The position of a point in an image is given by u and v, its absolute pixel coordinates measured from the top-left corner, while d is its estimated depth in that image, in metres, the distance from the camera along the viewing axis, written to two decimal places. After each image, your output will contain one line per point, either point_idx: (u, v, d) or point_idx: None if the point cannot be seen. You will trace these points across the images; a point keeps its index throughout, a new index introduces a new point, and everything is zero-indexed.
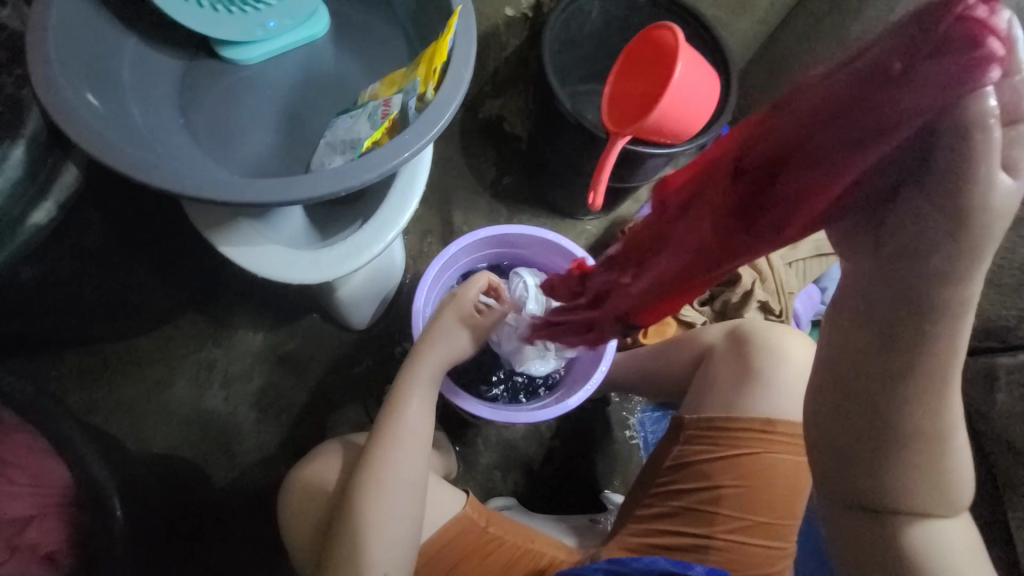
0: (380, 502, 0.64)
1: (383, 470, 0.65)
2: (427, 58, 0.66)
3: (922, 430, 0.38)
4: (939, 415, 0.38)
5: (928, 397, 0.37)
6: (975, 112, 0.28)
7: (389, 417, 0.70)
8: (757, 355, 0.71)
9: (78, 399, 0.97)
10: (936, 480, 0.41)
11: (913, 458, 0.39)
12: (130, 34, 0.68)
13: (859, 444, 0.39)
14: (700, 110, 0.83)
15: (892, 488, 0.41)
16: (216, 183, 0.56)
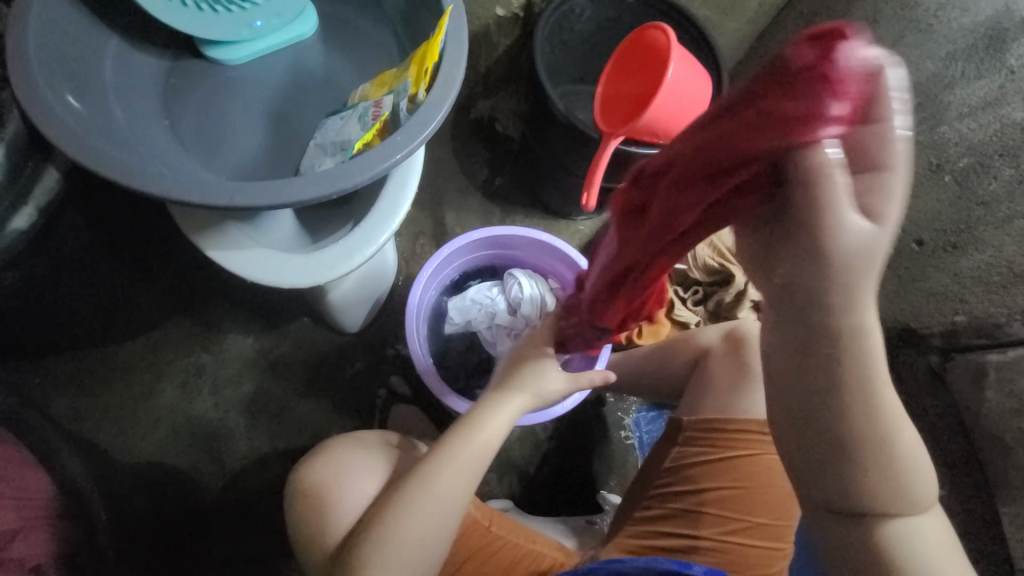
0: (423, 512, 0.61)
1: (448, 488, 0.63)
2: (418, 59, 0.65)
3: (869, 439, 0.39)
4: (881, 422, 0.39)
5: (863, 405, 0.38)
6: (811, 160, 0.33)
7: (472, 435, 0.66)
8: (753, 356, 0.72)
9: (63, 408, 0.95)
10: (897, 477, 0.43)
11: (870, 460, 0.40)
12: (112, 33, 0.67)
13: (823, 455, 0.40)
14: (693, 110, 0.83)
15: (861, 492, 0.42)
16: (203, 187, 0.55)
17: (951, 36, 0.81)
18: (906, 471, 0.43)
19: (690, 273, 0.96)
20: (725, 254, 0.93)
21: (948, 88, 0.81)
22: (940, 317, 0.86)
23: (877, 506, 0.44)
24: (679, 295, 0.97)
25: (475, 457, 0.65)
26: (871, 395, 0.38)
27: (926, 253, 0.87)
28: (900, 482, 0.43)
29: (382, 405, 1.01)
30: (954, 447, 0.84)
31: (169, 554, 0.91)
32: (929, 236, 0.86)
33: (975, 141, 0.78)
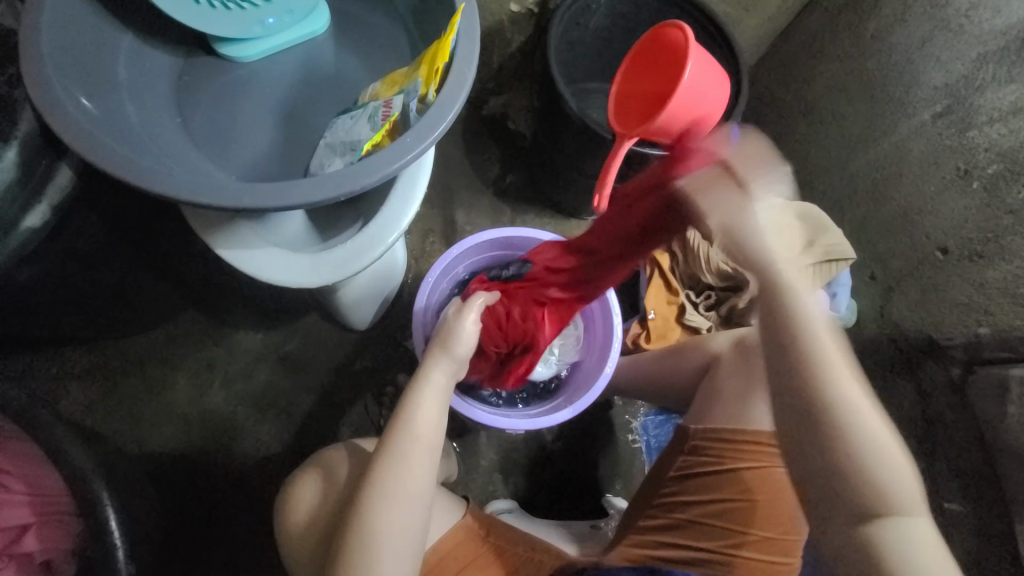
0: (386, 498, 0.58)
1: (385, 484, 0.58)
2: (429, 58, 0.64)
3: (838, 408, 0.52)
4: (841, 394, 0.52)
5: (820, 374, 0.52)
6: (681, 188, 0.54)
7: (397, 425, 0.63)
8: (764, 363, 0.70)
9: (77, 399, 0.96)
10: (872, 460, 0.52)
11: (842, 436, 0.52)
12: (126, 30, 0.67)
13: (800, 416, 0.54)
14: (711, 111, 0.81)
15: (833, 464, 0.52)
16: (211, 187, 0.54)
17: (983, 38, 0.77)
18: (879, 458, 0.52)
19: (702, 277, 0.94)
20: (739, 259, 0.91)
21: (979, 91, 0.79)
22: (962, 328, 0.84)
23: (855, 488, 0.52)
24: (691, 300, 0.95)
25: (408, 446, 0.61)
26: (818, 354, 0.52)
27: (951, 261, 0.85)
28: (882, 469, 0.52)
29: (389, 403, 1.01)
30: (970, 461, 0.82)
31: (179, 545, 0.92)
32: (955, 244, 0.84)
33: (1006, 147, 0.76)
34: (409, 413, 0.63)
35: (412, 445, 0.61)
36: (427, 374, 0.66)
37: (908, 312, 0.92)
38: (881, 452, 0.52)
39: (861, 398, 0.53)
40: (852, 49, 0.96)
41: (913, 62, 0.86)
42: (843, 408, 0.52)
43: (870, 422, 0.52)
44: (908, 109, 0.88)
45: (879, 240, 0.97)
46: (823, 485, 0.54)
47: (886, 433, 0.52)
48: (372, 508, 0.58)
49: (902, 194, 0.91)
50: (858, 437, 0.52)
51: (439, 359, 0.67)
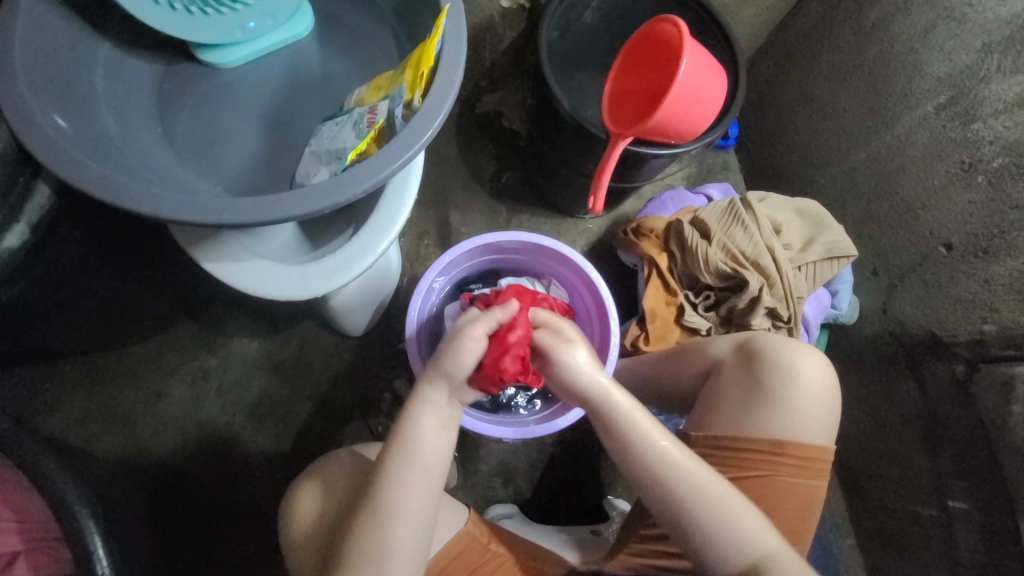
0: (384, 525, 0.57)
1: (388, 505, 0.57)
2: (414, 62, 0.62)
3: (693, 489, 0.58)
4: (687, 478, 0.58)
5: (658, 461, 0.59)
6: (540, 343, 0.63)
7: (395, 446, 0.60)
8: (769, 371, 0.68)
9: (72, 412, 0.96)
10: (729, 538, 0.57)
11: (698, 522, 0.57)
12: (103, 40, 0.65)
13: (663, 505, 0.59)
14: (707, 109, 0.79)
15: (699, 548, 0.58)
16: (191, 204, 0.53)
17: (986, 27, 0.76)
18: (736, 534, 0.57)
19: (701, 277, 0.92)
20: (738, 258, 0.89)
21: (983, 82, 0.77)
22: (967, 325, 0.82)
23: (720, 562, 0.57)
24: (690, 300, 0.93)
25: (407, 471, 0.58)
26: (649, 443, 0.59)
27: (955, 256, 0.83)
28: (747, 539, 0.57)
29: (385, 409, 0.99)
30: (975, 459, 0.81)
31: (180, 554, 0.92)
32: (959, 240, 0.82)
33: (1011, 140, 0.75)
34: (402, 437, 0.60)
35: (411, 469, 0.59)
36: (423, 394, 0.62)
37: (911, 308, 0.90)
38: (739, 539, 0.57)
39: (708, 479, 0.58)
40: (853, 38, 0.93)
41: (917, 51, 0.84)
42: (690, 504, 0.58)
43: (734, 506, 0.58)
44: (911, 101, 0.86)
45: (881, 235, 0.94)
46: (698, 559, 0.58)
47: (745, 511, 0.58)
48: (374, 529, 0.57)
49: (906, 186, 0.89)
50: (714, 531, 0.57)
51: (435, 377, 0.61)
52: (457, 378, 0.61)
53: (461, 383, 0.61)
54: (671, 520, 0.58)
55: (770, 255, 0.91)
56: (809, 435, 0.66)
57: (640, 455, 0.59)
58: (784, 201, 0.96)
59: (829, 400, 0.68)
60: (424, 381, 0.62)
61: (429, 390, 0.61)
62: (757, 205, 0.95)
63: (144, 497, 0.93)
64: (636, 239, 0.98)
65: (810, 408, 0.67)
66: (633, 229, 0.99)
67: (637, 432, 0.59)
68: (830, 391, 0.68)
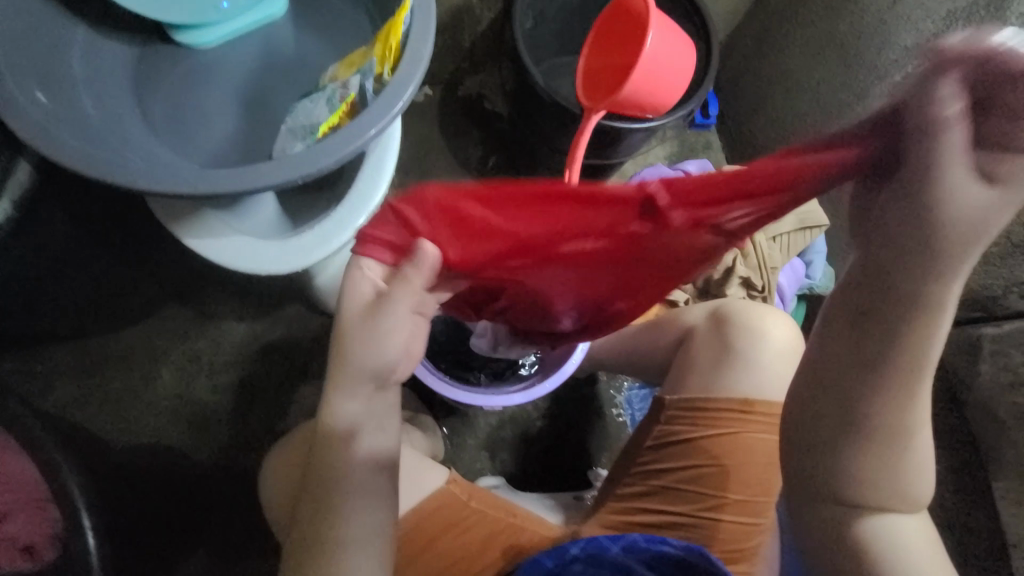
0: (327, 562, 0.52)
1: (331, 540, 0.52)
2: (383, 37, 0.64)
3: (901, 420, 0.48)
4: (912, 413, 0.48)
5: (900, 393, 0.47)
6: (933, 116, 0.36)
7: (326, 472, 0.53)
8: (735, 334, 0.73)
9: (64, 396, 0.98)
10: (897, 483, 0.50)
11: (895, 461, 0.49)
12: (80, 22, 0.66)
13: (848, 422, 0.48)
14: (678, 82, 0.79)
15: (834, 482, 0.51)
16: (167, 177, 0.54)
17: None
18: (911, 483, 0.51)
19: None
20: None
21: None
22: None
23: (867, 496, 0.51)
24: None
25: (343, 499, 0.53)
26: (913, 376, 0.46)
27: None
28: (897, 489, 0.51)
29: None
30: (945, 418, 0.83)
31: (174, 531, 0.94)
32: None
33: None
34: (329, 457, 0.53)
35: (346, 496, 0.53)
36: (342, 406, 0.52)
37: None
38: (912, 486, 0.51)
39: (925, 418, 0.48)
40: (825, 12, 0.95)
41: (885, 22, 0.86)
42: (896, 440, 0.48)
43: (921, 460, 0.50)
44: (881, 73, 0.88)
45: None
46: (818, 492, 0.52)
47: (925, 473, 0.51)
48: (317, 563, 0.52)
49: None
50: (898, 470, 0.50)
51: (355, 379, 0.51)
52: (382, 364, 0.52)
53: (388, 371, 0.52)
54: (852, 451, 0.49)
55: None
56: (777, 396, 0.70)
57: (902, 376, 0.46)
58: None
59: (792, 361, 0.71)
60: (342, 386, 0.52)
61: (347, 397, 0.52)
62: None
63: (139, 476, 0.95)
64: None
65: (777, 369, 0.71)
66: None
67: (912, 358, 0.45)
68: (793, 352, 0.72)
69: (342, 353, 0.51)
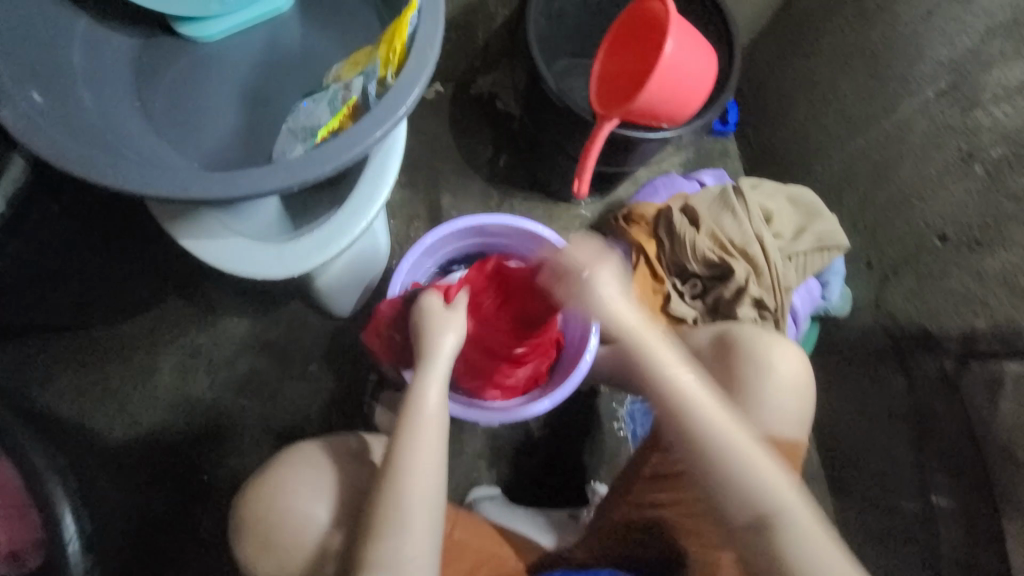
0: (400, 496, 0.58)
1: (402, 474, 0.59)
2: (389, 38, 0.61)
3: (708, 434, 0.60)
4: (709, 425, 0.60)
5: (683, 415, 0.61)
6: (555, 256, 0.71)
7: (405, 420, 0.63)
8: (742, 364, 0.69)
9: (64, 386, 0.98)
10: (751, 482, 0.58)
11: (727, 465, 0.58)
12: (82, 13, 0.64)
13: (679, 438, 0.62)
14: (698, 88, 0.75)
15: (709, 481, 0.60)
16: (157, 178, 0.52)
17: (990, 11, 0.74)
18: (757, 479, 0.58)
19: (688, 266, 0.90)
20: (725, 246, 0.87)
21: (985, 68, 0.75)
22: (958, 319, 0.80)
23: (736, 504, 0.58)
24: (677, 288, 0.91)
25: (416, 439, 0.61)
26: (681, 394, 0.62)
27: (949, 249, 0.81)
28: (752, 492, 0.58)
29: (373, 390, 1.01)
30: (959, 453, 0.80)
31: (166, 527, 0.94)
32: (953, 231, 0.81)
33: (1011, 128, 0.73)
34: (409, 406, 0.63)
35: (420, 436, 0.61)
36: (427, 368, 0.66)
37: (902, 301, 0.88)
38: (759, 481, 0.58)
39: (733, 428, 0.60)
40: (855, 21, 0.91)
41: (919, 34, 0.81)
42: (719, 451, 0.59)
43: (758, 461, 0.58)
44: (911, 87, 0.84)
45: (877, 226, 0.92)
46: (709, 491, 0.60)
47: (773, 475, 0.58)
48: (393, 498, 0.58)
49: (904, 176, 0.86)
50: (746, 470, 0.58)
51: (433, 351, 0.67)
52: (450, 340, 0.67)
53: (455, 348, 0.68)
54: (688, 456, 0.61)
55: (758, 244, 0.88)
56: (790, 435, 0.67)
57: (682, 400, 0.61)
58: (776, 188, 0.92)
59: (803, 394, 0.68)
60: (426, 357, 0.66)
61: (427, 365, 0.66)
62: (749, 193, 0.91)
63: (134, 469, 0.95)
64: (626, 225, 0.95)
65: (788, 405, 0.67)
66: (623, 215, 0.97)
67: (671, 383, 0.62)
68: (805, 383, 0.69)
69: (421, 335, 0.69)
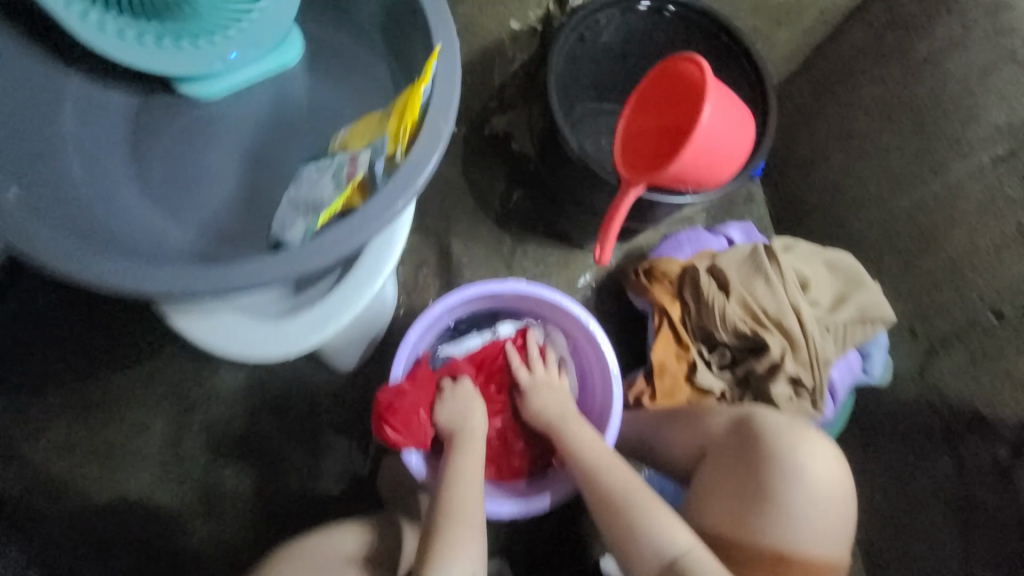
0: (451, 542, 0.62)
1: (455, 514, 0.64)
2: (399, 109, 0.56)
3: (612, 497, 0.66)
4: (612, 485, 0.67)
5: (588, 475, 0.69)
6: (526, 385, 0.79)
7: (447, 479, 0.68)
8: (769, 467, 0.65)
9: (53, 441, 0.93)
10: (653, 536, 0.62)
11: (632, 522, 0.64)
12: (74, 72, 0.60)
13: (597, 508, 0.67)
14: (734, 157, 0.70)
15: (621, 544, 0.64)
16: (138, 271, 0.47)
17: None
18: (655, 531, 0.62)
19: (717, 334, 0.83)
20: (758, 318, 0.81)
21: None
22: (1016, 406, 0.73)
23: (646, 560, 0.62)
24: (703, 356, 0.85)
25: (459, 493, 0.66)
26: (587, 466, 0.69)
27: (1008, 328, 0.75)
28: (650, 540, 0.62)
29: (375, 452, 0.95)
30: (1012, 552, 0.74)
31: None
32: (1012, 309, 0.74)
33: None
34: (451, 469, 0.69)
35: (464, 489, 0.67)
36: (462, 442, 0.72)
37: (951, 376, 0.81)
38: (658, 532, 0.62)
39: (638, 489, 0.66)
40: (899, 73, 0.85)
41: (976, 95, 0.77)
42: (627, 504, 0.65)
43: (657, 512, 0.64)
44: (964, 149, 0.78)
45: (921, 293, 0.85)
46: (627, 553, 0.64)
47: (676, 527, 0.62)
48: (444, 543, 0.62)
49: (955, 243, 0.80)
50: (649, 522, 0.63)
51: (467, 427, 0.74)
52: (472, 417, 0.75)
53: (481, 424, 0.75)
54: (605, 521, 0.66)
55: (795, 314, 0.81)
56: (817, 548, 0.63)
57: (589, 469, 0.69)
58: (813, 252, 0.86)
59: (834, 505, 0.64)
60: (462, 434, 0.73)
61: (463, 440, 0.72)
62: (783, 256, 0.84)
63: (123, 532, 0.91)
64: (648, 283, 0.89)
65: (815, 515, 0.63)
66: (645, 269, 0.91)
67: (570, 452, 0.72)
68: (838, 488, 0.65)
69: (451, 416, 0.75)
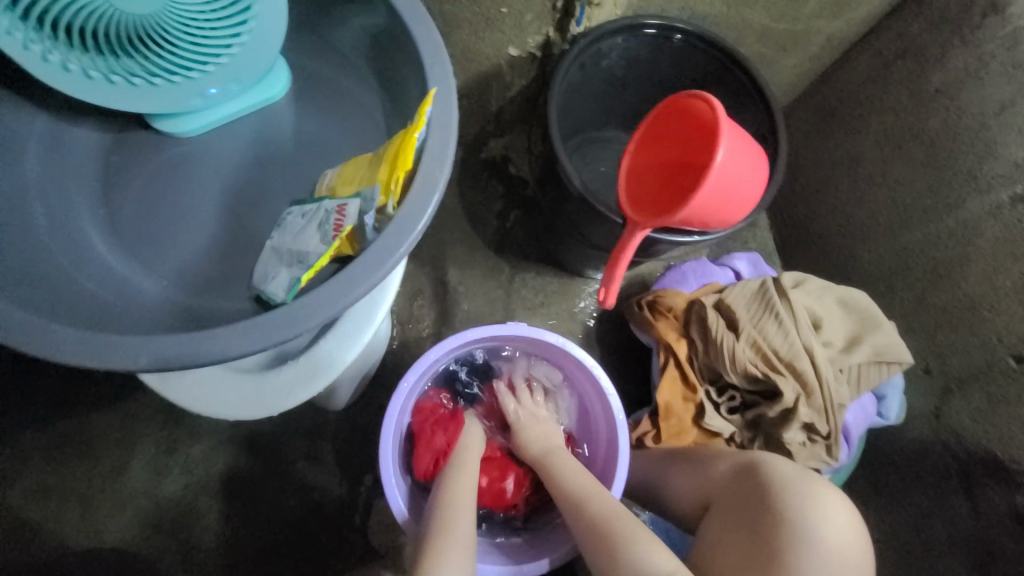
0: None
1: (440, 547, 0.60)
2: (391, 156, 0.51)
3: (600, 528, 0.62)
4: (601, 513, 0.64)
5: (575, 507, 0.65)
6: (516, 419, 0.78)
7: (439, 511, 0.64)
8: (784, 528, 0.60)
9: (23, 487, 0.87)
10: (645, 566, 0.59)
11: (625, 551, 0.60)
12: (39, 111, 0.56)
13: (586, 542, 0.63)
14: (746, 198, 0.66)
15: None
16: (101, 345, 0.43)
17: None
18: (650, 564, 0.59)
19: (725, 375, 0.80)
20: (772, 361, 0.77)
21: None
22: None
23: None
24: (711, 397, 0.82)
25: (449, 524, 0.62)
26: (576, 497, 0.66)
27: None
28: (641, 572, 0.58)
29: (365, 494, 0.90)
30: None
31: None
32: None
33: None
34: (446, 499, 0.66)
35: (454, 522, 0.63)
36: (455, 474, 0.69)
37: (969, 420, 0.77)
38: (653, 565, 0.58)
39: (631, 523, 0.62)
40: (910, 103, 0.82)
41: (990, 129, 0.73)
42: (620, 536, 0.61)
43: (649, 543, 0.60)
44: (981, 184, 0.74)
45: (937, 329, 0.82)
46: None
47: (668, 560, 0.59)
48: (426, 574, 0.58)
49: (972, 281, 0.76)
50: (641, 552, 0.60)
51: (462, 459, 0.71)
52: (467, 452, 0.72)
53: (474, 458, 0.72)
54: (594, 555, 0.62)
55: (808, 356, 0.78)
56: None
57: (579, 500, 0.66)
58: (823, 287, 0.83)
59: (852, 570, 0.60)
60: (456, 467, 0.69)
61: (458, 472, 0.69)
62: (793, 292, 0.81)
63: None
64: (652, 318, 0.85)
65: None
66: (649, 302, 0.87)
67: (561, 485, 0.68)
68: (856, 553, 0.60)
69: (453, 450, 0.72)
